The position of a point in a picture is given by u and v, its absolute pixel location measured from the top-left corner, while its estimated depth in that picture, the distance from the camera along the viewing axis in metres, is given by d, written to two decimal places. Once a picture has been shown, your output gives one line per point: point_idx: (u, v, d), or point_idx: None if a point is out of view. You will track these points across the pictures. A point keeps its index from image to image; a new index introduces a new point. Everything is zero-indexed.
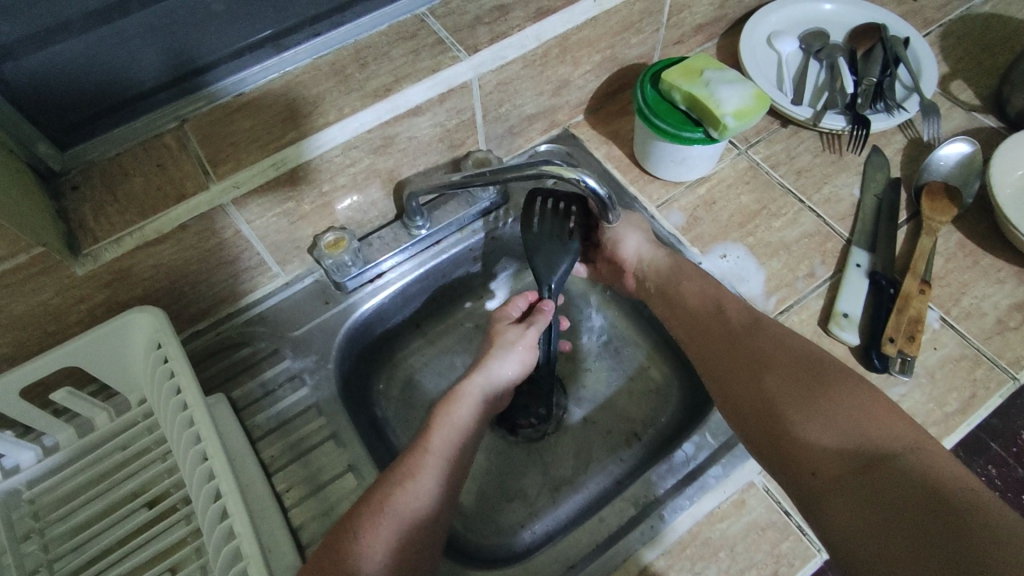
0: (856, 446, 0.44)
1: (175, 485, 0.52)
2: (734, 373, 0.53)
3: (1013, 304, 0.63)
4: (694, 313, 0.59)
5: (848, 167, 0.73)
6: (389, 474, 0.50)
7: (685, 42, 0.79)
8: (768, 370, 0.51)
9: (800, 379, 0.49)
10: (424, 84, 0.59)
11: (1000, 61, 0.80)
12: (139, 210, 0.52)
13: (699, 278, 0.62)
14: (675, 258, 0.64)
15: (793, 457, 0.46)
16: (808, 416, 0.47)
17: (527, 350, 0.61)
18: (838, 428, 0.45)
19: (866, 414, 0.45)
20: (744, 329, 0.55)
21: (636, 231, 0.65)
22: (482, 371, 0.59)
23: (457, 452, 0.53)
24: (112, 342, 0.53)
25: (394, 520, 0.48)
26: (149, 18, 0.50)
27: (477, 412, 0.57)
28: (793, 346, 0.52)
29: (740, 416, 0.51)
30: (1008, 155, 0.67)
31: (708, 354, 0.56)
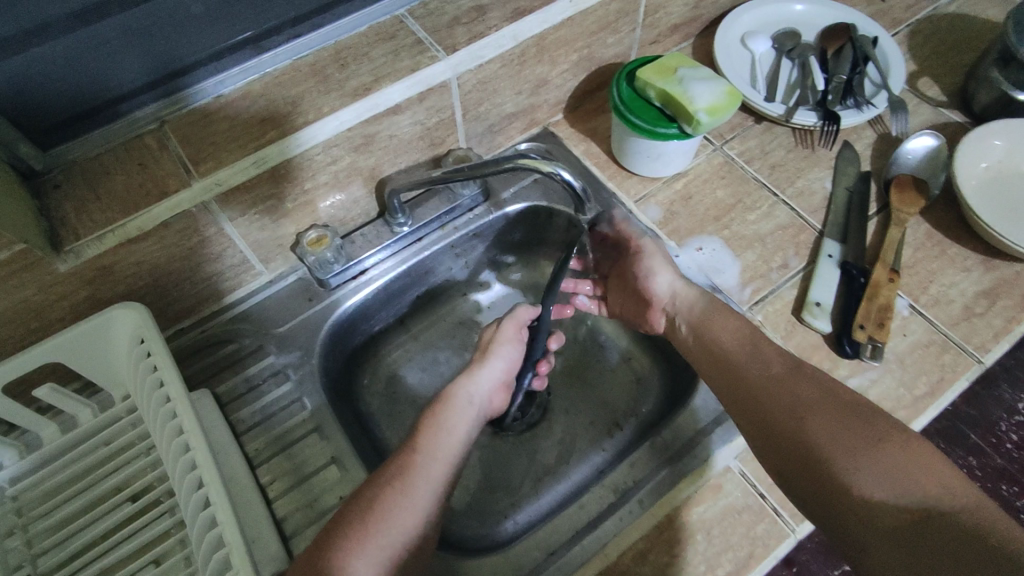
0: (912, 504, 0.42)
1: (159, 478, 0.53)
2: (778, 421, 0.50)
3: (979, 291, 0.65)
4: (727, 353, 0.57)
5: (820, 161, 0.75)
6: (379, 477, 0.50)
7: (661, 42, 0.80)
8: (816, 419, 0.48)
9: (849, 428, 0.47)
10: (403, 83, 0.60)
11: (966, 59, 0.82)
12: (121, 208, 0.53)
13: (729, 318, 0.59)
14: (710, 296, 0.61)
15: (844, 511, 0.45)
16: (859, 469, 0.45)
17: (509, 344, 0.65)
18: (892, 484, 0.43)
19: (918, 467, 0.44)
20: (785, 373, 0.52)
21: (670, 268, 0.64)
22: (467, 375, 0.62)
23: (448, 457, 0.54)
24: (96, 338, 0.54)
25: (385, 526, 0.47)
26: (129, 22, 0.50)
27: (467, 415, 0.58)
28: (837, 391, 0.50)
29: (783, 465, 0.49)
30: (972, 148, 0.69)
31: (746, 399, 0.53)
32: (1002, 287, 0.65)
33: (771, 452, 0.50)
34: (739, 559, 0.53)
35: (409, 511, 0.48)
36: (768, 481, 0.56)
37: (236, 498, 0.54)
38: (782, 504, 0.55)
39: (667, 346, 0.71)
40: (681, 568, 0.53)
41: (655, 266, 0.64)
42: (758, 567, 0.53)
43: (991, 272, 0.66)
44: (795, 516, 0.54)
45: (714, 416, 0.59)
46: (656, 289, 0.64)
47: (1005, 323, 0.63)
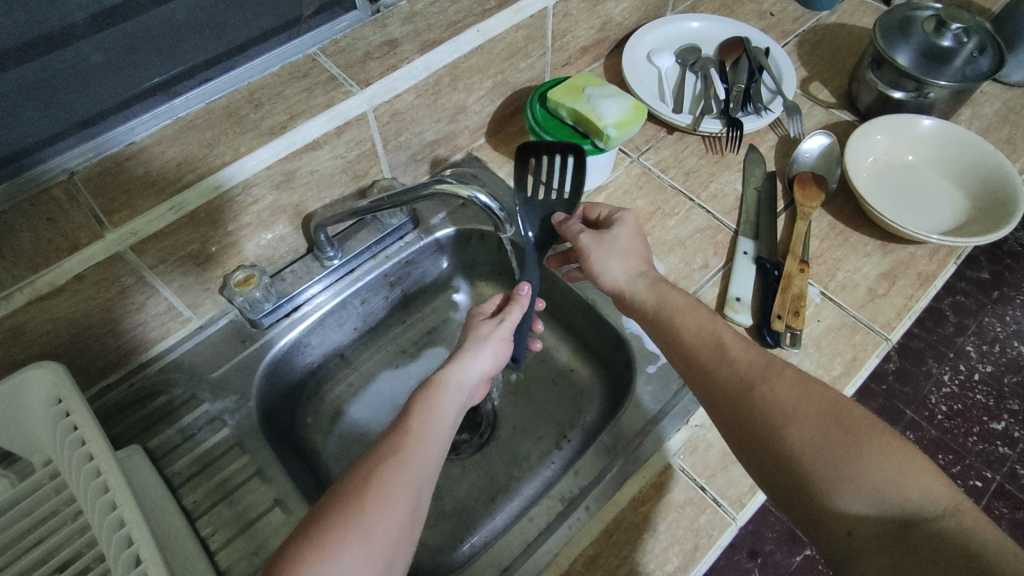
0: (892, 512, 0.41)
1: (87, 544, 0.49)
2: (753, 429, 0.47)
3: (880, 274, 0.70)
4: (690, 350, 0.53)
5: (730, 165, 0.80)
6: (372, 456, 0.45)
7: (573, 64, 0.84)
8: (791, 425, 0.45)
9: (829, 434, 0.44)
10: (319, 119, 0.60)
11: (849, 63, 0.90)
12: (29, 265, 0.51)
13: (689, 309, 0.56)
14: (662, 291, 0.57)
15: (825, 525, 0.42)
16: (841, 479, 0.42)
17: (501, 343, 0.59)
18: (874, 494, 0.41)
19: (903, 471, 0.41)
20: (755, 374, 0.49)
21: (618, 262, 0.61)
22: (457, 363, 0.55)
23: (438, 441, 0.48)
24: (10, 403, 0.52)
25: (378, 503, 0.42)
26: (26, 75, 0.49)
27: (457, 401, 0.52)
28: (815, 389, 0.47)
29: (762, 474, 0.47)
30: (861, 144, 0.75)
31: (719, 406, 0.50)
32: (900, 268, 0.71)
33: (749, 462, 0.48)
34: (686, 552, 0.54)
35: (404, 487, 0.43)
36: (707, 472, 0.58)
37: (175, 553, 0.51)
38: (722, 494, 0.57)
39: (604, 352, 0.73)
40: (633, 568, 0.54)
41: (601, 260, 0.61)
42: (705, 558, 0.54)
43: (888, 255, 0.72)
44: (734, 503, 0.56)
45: (651, 416, 0.62)
46: (605, 283, 0.61)
47: (906, 301, 0.68)
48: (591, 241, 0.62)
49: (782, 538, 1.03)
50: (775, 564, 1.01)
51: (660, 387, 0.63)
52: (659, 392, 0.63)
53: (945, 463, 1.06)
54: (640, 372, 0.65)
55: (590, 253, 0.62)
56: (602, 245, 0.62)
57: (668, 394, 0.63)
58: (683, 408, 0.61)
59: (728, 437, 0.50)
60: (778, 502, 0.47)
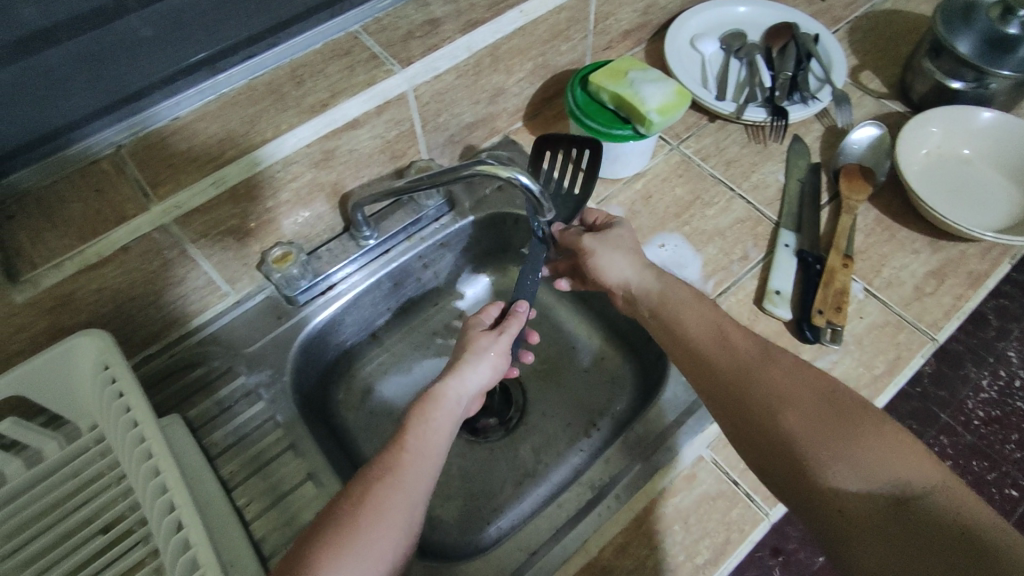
0: (887, 489, 0.40)
1: (130, 507, 0.51)
2: (750, 413, 0.47)
3: (928, 272, 0.68)
4: (692, 338, 0.53)
5: (773, 155, 0.77)
6: (366, 473, 0.46)
7: (614, 48, 0.83)
8: (787, 407, 0.45)
9: (824, 417, 0.44)
10: (360, 97, 0.60)
11: (904, 52, 0.86)
12: (79, 235, 0.52)
13: (694, 301, 0.56)
14: (666, 283, 0.57)
15: (819, 504, 0.42)
16: (834, 458, 0.42)
17: (500, 356, 0.57)
18: (869, 473, 0.41)
19: (895, 449, 0.42)
20: (753, 360, 0.49)
21: (623, 253, 0.60)
22: (455, 374, 0.54)
23: (435, 457, 0.49)
24: (59, 368, 0.53)
25: (382, 510, 0.44)
26: (77, 48, 0.51)
27: (452, 419, 0.52)
28: (810, 374, 0.47)
29: (758, 457, 0.47)
30: (913, 136, 0.72)
31: (716, 391, 0.50)
32: (949, 267, 0.68)
33: (744, 446, 0.48)
34: (717, 545, 0.53)
35: (398, 507, 0.44)
36: (741, 466, 0.57)
37: (212, 520, 0.53)
38: (755, 489, 0.56)
39: (637, 341, 0.73)
40: (662, 559, 0.53)
41: (606, 256, 0.61)
42: (735, 552, 0.53)
43: (938, 252, 0.69)
44: (767, 498, 0.55)
45: (685, 407, 0.61)
46: (611, 278, 0.61)
47: (954, 300, 0.66)
48: (595, 240, 0.61)
49: (805, 537, 1.01)
50: (798, 562, 1.00)
51: None
52: None
53: (979, 470, 1.03)
54: (674, 363, 0.64)
55: (594, 252, 0.61)
56: (604, 239, 0.62)
57: None
58: None
59: (723, 423, 0.50)
60: (770, 484, 0.46)
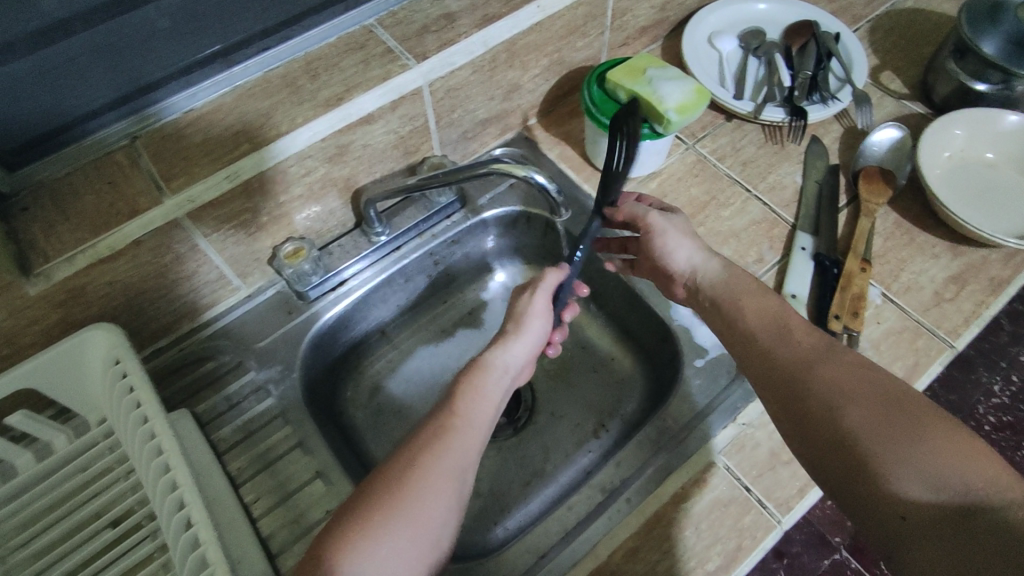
0: (953, 497, 0.37)
1: (139, 502, 0.51)
2: (806, 408, 0.45)
3: (948, 277, 0.67)
4: (752, 331, 0.52)
5: (791, 156, 0.76)
6: (414, 439, 0.45)
7: (630, 44, 0.82)
8: (847, 403, 0.43)
9: (888, 415, 0.41)
10: (375, 92, 0.60)
11: (926, 52, 0.84)
12: (91, 228, 0.52)
13: (758, 293, 0.54)
14: (733, 272, 0.57)
15: (875, 507, 0.40)
16: (899, 461, 0.39)
17: (541, 318, 0.57)
18: (933, 478, 0.38)
19: (965, 455, 0.38)
20: (815, 354, 0.47)
21: (697, 239, 0.60)
22: (500, 346, 0.54)
23: (484, 426, 0.48)
24: (70, 362, 0.53)
25: (421, 485, 0.42)
26: (94, 38, 0.49)
27: (499, 388, 0.52)
28: (877, 373, 0.44)
29: (812, 454, 0.44)
30: (935, 139, 0.71)
31: (772, 386, 0.48)
32: (970, 272, 0.67)
33: (797, 443, 0.46)
34: (728, 552, 0.53)
35: (447, 474, 0.43)
36: (753, 473, 0.56)
37: (220, 517, 0.53)
38: (767, 496, 0.56)
39: (648, 343, 0.72)
40: (673, 564, 0.53)
41: (676, 239, 0.61)
42: (747, 560, 0.53)
43: (958, 257, 0.68)
44: (779, 506, 0.55)
45: (699, 409, 0.60)
46: (678, 262, 0.61)
47: (974, 307, 0.65)
48: (666, 220, 0.61)
49: (812, 540, 1.01)
50: (803, 565, 0.99)
51: (709, 382, 0.62)
52: (706, 387, 0.61)
53: None
54: (687, 366, 0.63)
55: (665, 232, 0.61)
56: (677, 225, 0.61)
57: (718, 388, 0.61)
58: (731, 406, 0.59)
59: (779, 419, 0.48)
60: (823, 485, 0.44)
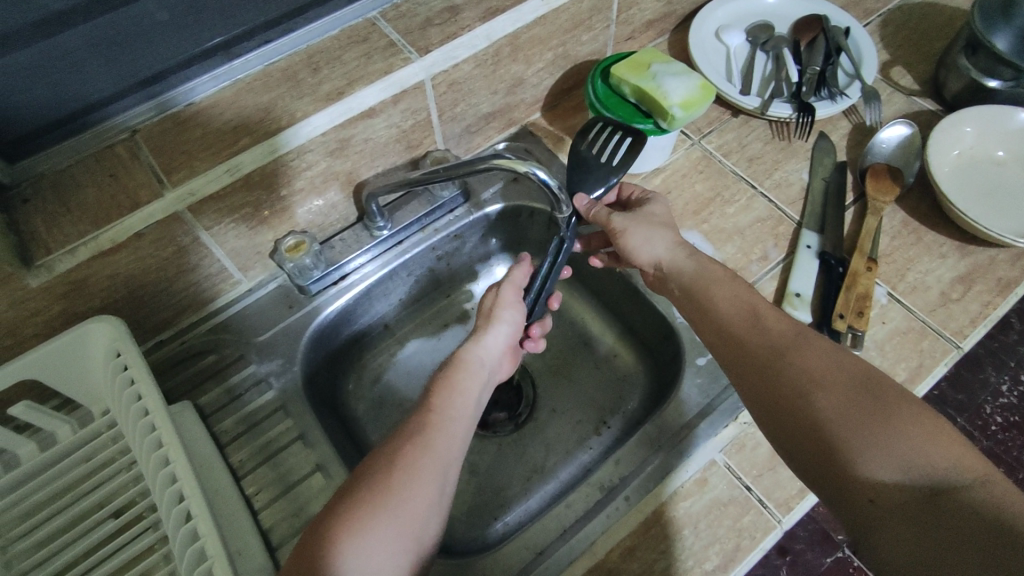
0: (921, 480, 0.38)
1: (141, 493, 0.52)
2: (780, 395, 0.45)
3: (955, 277, 0.66)
4: (725, 318, 0.51)
5: (797, 153, 0.75)
6: (396, 437, 0.45)
7: (636, 38, 0.81)
8: (823, 390, 0.43)
9: (859, 400, 0.42)
10: (377, 86, 0.59)
11: (937, 47, 0.83)
12: (93, 220, 0.52)
13: (726, 279, 0.53)
14: (699, 262, 0.55)
15: (850, 491, 0.40)
16: (870, 446, 0.40)
17: (513, 309, 0.58)
18: (904, 461, 0.39)
19: (932, 439, 0.39)
20: (787, 340, 0.47)
21: (655, 235, 0.59)
22: (472, 339, 0.55)
23: (463, 419, 0.48)
24: (72, 354, 0.53)
25: (406, 477, 0.42)
26: (93, 32, 0.50)
27: (479, 380, 0.52)
28: (850, 359, 0.44)
29: (785, 440, 0.45)
30: (944, 136, 0.70)
31: (747, 374, 0.48)
32: (978, 273, 0.66)
33: (771, 429, 0.46)
34: (727, 552, 0.53)
35: (432, 469, 0.43)
36: (754, 473, 0.56)
37: (221, 509, 0.53)
38: (767, 496, 0.55)
39: (650, 340, 0.71)
40: (670, 563, 0.52)
41: (640, 235, 0.59)
42: (745, 560, 0.53)
43: (966, 257, 0.67)
44: (780, 506, 0.54)
45: (700, 408, 0.60)
46: (641, 257, 0.59)
47: (981, 308, 0.64)
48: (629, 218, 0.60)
49: (814, 538, 1.00)
50: (805, 563, 0.99)
51: (711, 380, 0.61)
52: (708, 386, 0.61)
53: None
54: (689, 364, 0.62)
55: (627, 231, 0.60)
56: (636, 219, 0.60)
57: (720, 387, 0.61)
58: (732, 405, 0.59)
59: (752, 405, 0.48)
60: (797, 470, 0.45)
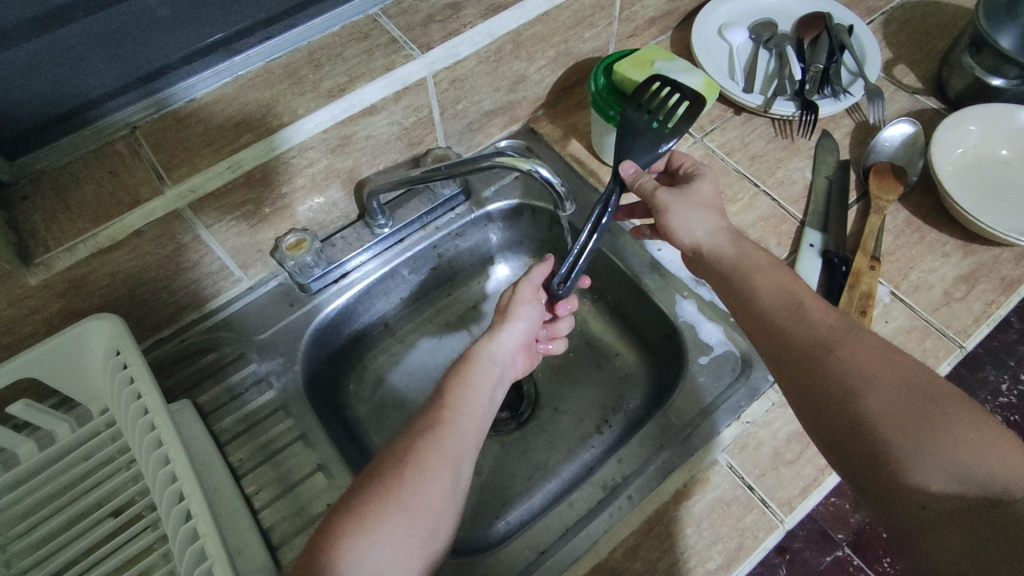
0: (975, 487, 0.37)
1: (140, 493, 0.51)
2: (823, 390, 0.44)
3: (958, 276, 0.66)
4: (767, 310, 0.50)
5: (800, 151, 0.75)
6: (407, 433, 0.46)
7: (639, 36, 0.80)
8: (874, 386, 0.42)
9: (911, 401, 0.41)
10: (378, 83, 0.59)
11: (941, 45, 0.83)
12: (91, 218, 0.51)
13: (770, 268, 0.53)
14: (741, 246, 0.54)
15: (896, 493, 0.39)
16: (921, 448, 0.39)
17: (530, 306, 0.58)
18: (958, 466, 0.37)
19: (991, 446, 0.38)
20: (836, 335, 0.46)
21: (697, 215, 0.57)
22: (488, 335, 0.55)
23: (478, 418, 0.48)
24: (70, 352, 0.53)
25: (417, 475, 0.42)
26: (93, 26, 0.49)
27: (491, 376, 0.52)
28: (902, 359, 0.43)
29: (828, 436, 0.44)
30: (948, 135, 0.69)
31: (789, 367, 0.47)
32: (981, 272, 0.66)
33: (813, 425, 0.45)
34: (730, 551, 0.53)
35: (441, 468, 0.43)
36: (757, 472, 0.56)
37: (221, 508, 0.53)
38: (770, 495, 0.55)
39: (652, 338, 0.71)
40: (674, 562, 0.52)
41: (681, 215, 0.58)
42: (748, 559, 0.52)
43: (969, 256, 0.67)
44: (783, 506, 0.54)
45: (703, 407, 0.60)
46: (681, 239, 0.58)
47: (985, 307, 0.64)
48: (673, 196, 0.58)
49: (813, 537, 1.01)
50: (804, 562, 0.99)
51: (714, 379, 0.61)
52: (710, 386, 0.61)
53: None
54: (691, 364, 0.62)
55: (669, 210, 0.58)
56: (679, 197, 0.58)
57: (722, 386, 0.61)
58: (734, 404, 0.59)
59: (793, 399, 0.47)
60: (839, 468, 0.44)
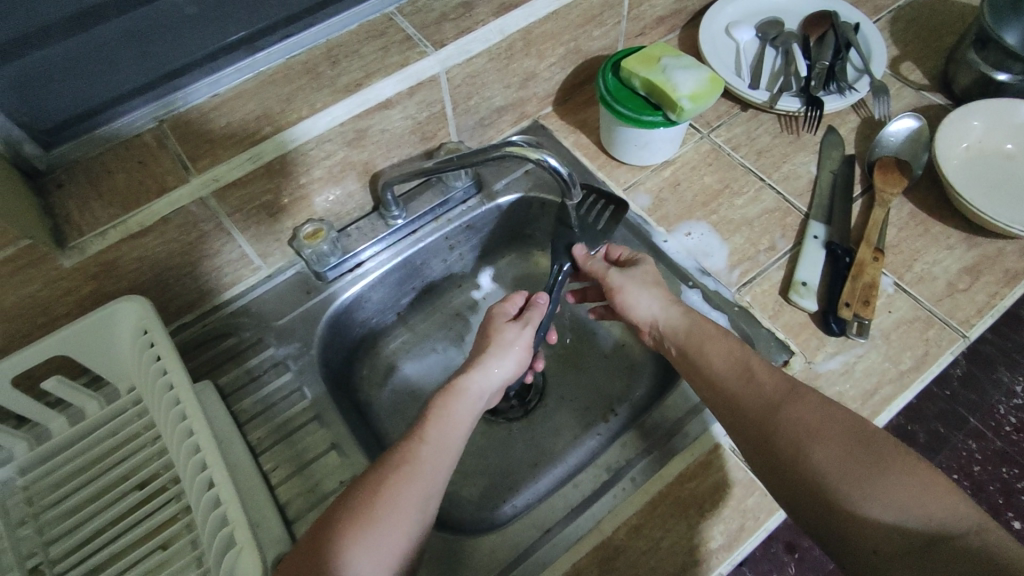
0: (916, 528, 0.40)
1: (164, 466, 0.54)
2: (775, 448, 0.47)
3: (962, 268, 0.66)
4: (719, 374, 0.53)
5: (806, 146, 0.76)
6: (380, 466, 0.47)
7: (647, 34, 0.82)
8: (818, 441, 0.45)
9: (854, 452, 0.44)
10: (393, 78, 0.61)
11: (948, 43, 0.84)
12: (122, 204, 0.54)
13: (719, 334, 0.55)
14: (694, 317, 0.57)
15: (850, 540, 0.42)
16: (867, 495, 0.42)
17: (524, 350, 0.58)
18: (899, 510, 0.41)
19: (927, 488, 0.41)
20: (780, 395, 0.49)
21: (648, 294, 0.60)
22: (479, 368, 0.55)
23: (453, 448, 0.50)
24: (99, 331, 0.55)
25: (392, 509, 0.45)
26: (124, 25, 0.53)
27: (472, 413, 0.53)
28: (840, 409, 0.47)
29: (786, 492, 0.46)
30: (952, 129, 0.70)
31: (742, 426, 0.50)
32: (985, 264, 0.66)
33: (769, 480, 0.47)
34: (731, 531, 0.54)
35: (410, 502, 0.45)
36: None
37: (240, 482, 0.55)
38: None
39: None
40: (676, 541, 0.54)
41: (634, 294, 0.61)
42: (749, 539, 0.54)
43: (974, 249, 0.67)
44: None
45: None
46: (639, 315, 0.61)
47: (988, 298, 0.64)
48: (622, 277, 0.61)
49: None
50: (813, 561, 0.99)
51: None
52: None
53: (1010, 477, 1.01)
54: None
55: (621, 290, 0.61)
56: (630, 277, 0.62)
57: None
58: None
59: (750, 456, 0.49)
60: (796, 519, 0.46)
